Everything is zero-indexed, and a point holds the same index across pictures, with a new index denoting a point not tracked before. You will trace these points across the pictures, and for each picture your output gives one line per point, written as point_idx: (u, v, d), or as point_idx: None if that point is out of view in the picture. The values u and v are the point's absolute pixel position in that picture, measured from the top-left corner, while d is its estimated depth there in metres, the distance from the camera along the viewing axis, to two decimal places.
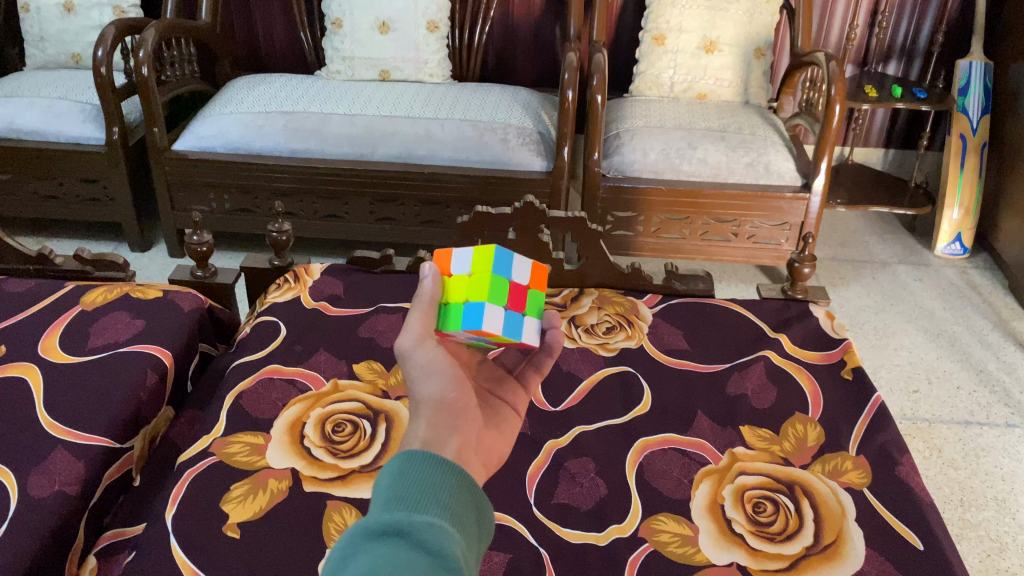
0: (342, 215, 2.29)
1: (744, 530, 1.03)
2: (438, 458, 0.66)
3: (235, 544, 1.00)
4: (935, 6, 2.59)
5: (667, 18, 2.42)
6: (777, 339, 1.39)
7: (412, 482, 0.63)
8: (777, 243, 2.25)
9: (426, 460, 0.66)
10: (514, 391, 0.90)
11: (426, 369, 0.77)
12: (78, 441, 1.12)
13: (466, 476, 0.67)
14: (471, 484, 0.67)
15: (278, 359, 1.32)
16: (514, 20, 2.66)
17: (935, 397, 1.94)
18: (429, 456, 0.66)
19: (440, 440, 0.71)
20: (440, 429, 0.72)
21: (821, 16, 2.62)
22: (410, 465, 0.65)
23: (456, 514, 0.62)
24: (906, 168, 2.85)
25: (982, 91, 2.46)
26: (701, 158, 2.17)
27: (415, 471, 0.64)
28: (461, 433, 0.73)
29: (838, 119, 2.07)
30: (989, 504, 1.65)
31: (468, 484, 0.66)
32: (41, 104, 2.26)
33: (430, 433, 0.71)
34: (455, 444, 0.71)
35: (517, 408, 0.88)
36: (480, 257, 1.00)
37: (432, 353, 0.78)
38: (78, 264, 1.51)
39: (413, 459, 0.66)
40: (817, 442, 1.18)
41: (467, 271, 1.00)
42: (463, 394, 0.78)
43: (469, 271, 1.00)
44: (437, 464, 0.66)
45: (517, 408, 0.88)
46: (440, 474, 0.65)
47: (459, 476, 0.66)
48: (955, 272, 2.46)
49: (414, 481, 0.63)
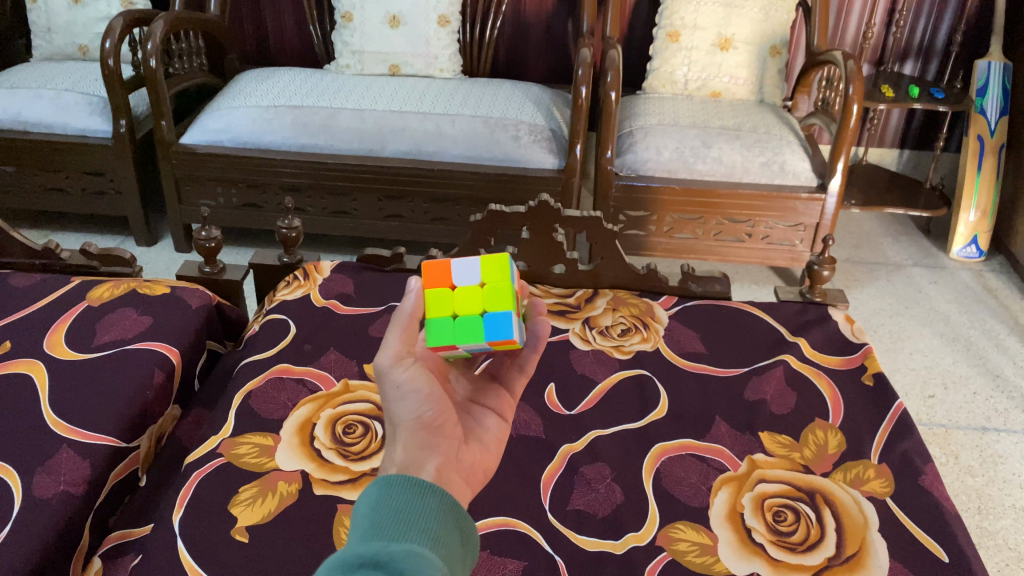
0: (351, 212, 2.26)
1: (764, 540, 1.01)
2: (418, 483, 0.64)
3: (243, 548, 0.98)
4: (953, 5, 2.56)
5: (682, 15, 2.39)
6: (795, 344, 1.36)
7: (392, 510, 0.61)
8: (791, 244, 2.22)
9: (406, 485, 0.64)
10: (500, 399, 0.85)
11: (402, 392, 0.74)
12: (84, 441, 1.09)
13: (449, 499, 0.65)
14: (455, 507, 0.65)
15: (287, 358, 1.29)
16: (526, 16, 2.63)
17: (951, 402, 1.91)
18: (408, 481, 0.64)
19: (419, 462, 0.68)
20: (417, 451, 0.70)
21: (838, 14, 2.59)
22: (390, 491, 0.63)
23: (441, 540, 0.61)
24: (921, 170, 2.82)
25: (1000, 92, 2.43)
26: (715, 157, 2.15)
27: (394, 498, 0.62)
28: (442, 453, 0.71)
29: (855, 119, 2.04)
30: (1007, 512, 1.62)
31: (451, 507, 0.65)
32: (48, 96, 2.24)
33: (406, 457, 0.69)
34: (434, 463, 0.69)
35: (502, 414, 0.84)
36: (489, 269, 0.95)
37: (411, 376, 0.75)
38: (84, 259, 1.48)
39: (392, 485, 0.64)
40: (838, 449, 1.16)
41: (479, 281, 0.94)
42: (443, 411, 0.76)
43: (481, 281, 0.94)
44: (418, 489, 0.64)
45: (502, 413, 0.84)
46: (421, 499, 0.63)
47: (442, 499, 0.64)
48: (971, 275, 2.43)
49: (394, 509, 0.61)
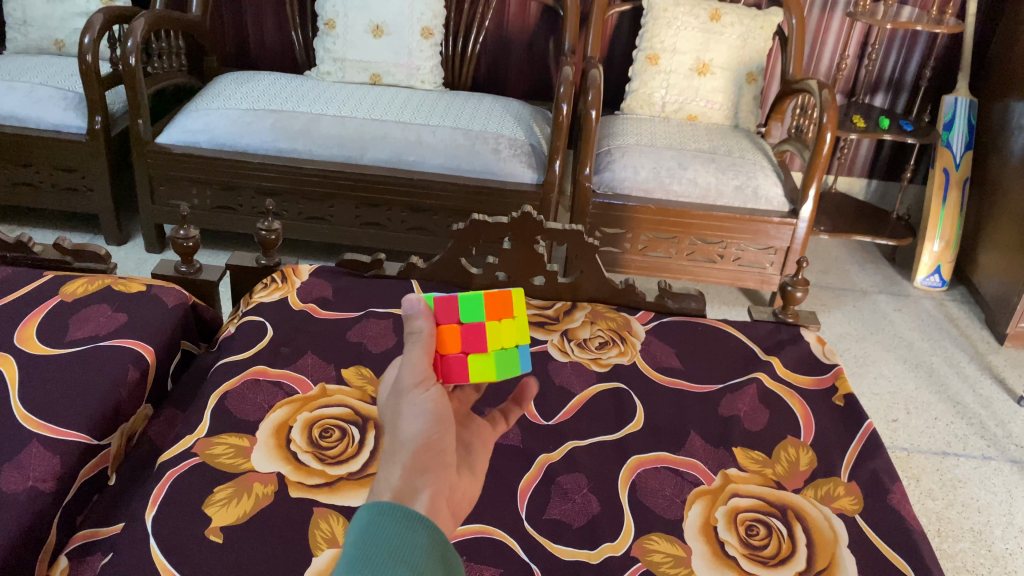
0: (326, 218, 2.25)
1: (737, 553, 1.02)
2: (411, 513, 0.59)
3: (218, 549, 0.97)
4: (923, 42, 2.64)
5: (662, 38, 2.43)
6: (769, 362, 1.39)
7: (380, 541, 0.57)
8: (762, 267, 2.26)
9: (398, 513, 0.59)
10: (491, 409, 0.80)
11: (417, 412, 0.70)
12: (54, 436, 1.07)
13: (439, 532, 0.60)
14: (445, 543, 0.60)
15: (264, 360, 1.28)
16: (508, 32, 2.66)
17: (913, 426, 1.95)
18: (400, 508, 0.59)
19: (412, 492, 0.63)
20: (414, 475, 0.64)
21: (813, 44, 2.65)
22: (379, 518, 0.58)
23: None
24: (888, 200, 2.89)
25: (965, 128, 2.51)
26: (691, 179, 2.18)
27: (385, 528, 0.58)
28: (437, 481, 0.65)
29: (828, 147, 2.09)
30: (965, 536, 1.66)
31: (440, 538, 0.60)
32: (22, 89, 2.21)
33: (402, 483, 0.63)
34: (427, 492, 0.63)
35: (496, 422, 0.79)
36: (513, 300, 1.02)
37: (428, 398, 0.71)
38: (58, 253, 1.46)
39: (384, 510, 0.59)
40: (809, 466, 1.18)
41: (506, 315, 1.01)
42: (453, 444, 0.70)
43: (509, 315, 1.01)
44: (409, 518, 0.59)
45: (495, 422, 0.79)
46: (409, 529, 0.58)
47: (433, 533, 0.59)
48: (933, 304, 2.50)
49: (382, 540, 0.57)
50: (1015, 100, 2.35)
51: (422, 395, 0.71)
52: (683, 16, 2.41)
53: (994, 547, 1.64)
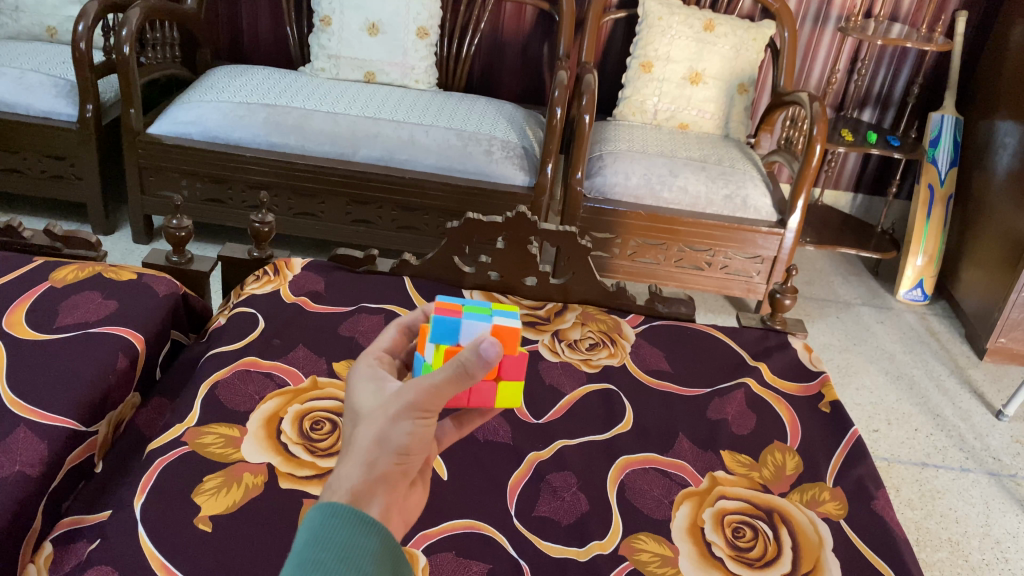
0: (316, 214, 2.25)
1: (724, 554, 1.03)
2: (365, 517, 0.56)
3: (206, 538, 0.96)
4: (912, 59, 2.68)
5: (656, 46, 2.45)
6: (756, 368, 1.40)
7: (332, 545, 0.54)
8: (748, 275, 2.28)
9: (352, 516, 0.56)
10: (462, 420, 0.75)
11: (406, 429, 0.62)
12: (42, 421, 1.06)
13: (390, 541, 0.57)
14: (397, 550, 0.57)
15: (255, 352, 1.28)
16: (503, 36, 2.67)
17: (893, 437, 1.98)
18: (355, 509, 0.56)
19: (368, 496, 0.59)
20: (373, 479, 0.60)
21: (804, 57, 2.69)
22: (333, 521, 0.55)
23: None
24: (873, 214, 2.93)
25: (951, 145, 2.55)
26: (681, 187, 2.20)
27: (337, 533, 0.55)
28: (391, 497, 0.61)
29: (818, 159, 2.11)
30: (943, 545, 1.68)
31: (391, 545, 0.57)
32: (11, 74, 2.19)
33: (362, 485, 0.59)
34: (382, 500, 0.60)
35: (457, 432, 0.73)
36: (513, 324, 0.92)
37: (422, 424, 0.63)
38: (48, 239, 1.45)
39: (340, 514, 0.56)
40: (795, 471, 1.19)
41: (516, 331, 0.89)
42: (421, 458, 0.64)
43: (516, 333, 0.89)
44: (362, 521, 0.56)
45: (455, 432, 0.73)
46: (358, 537, 0.55)
47: (385, 541, 0.56)
48: (915, 318, 2.52)
49: (334, 545, 0.54)
50: (1001, 120, 2.39)
51: (418, 423, 0.62)
52: (677, 25, 2.43)
53: (971, 557, 1.66)
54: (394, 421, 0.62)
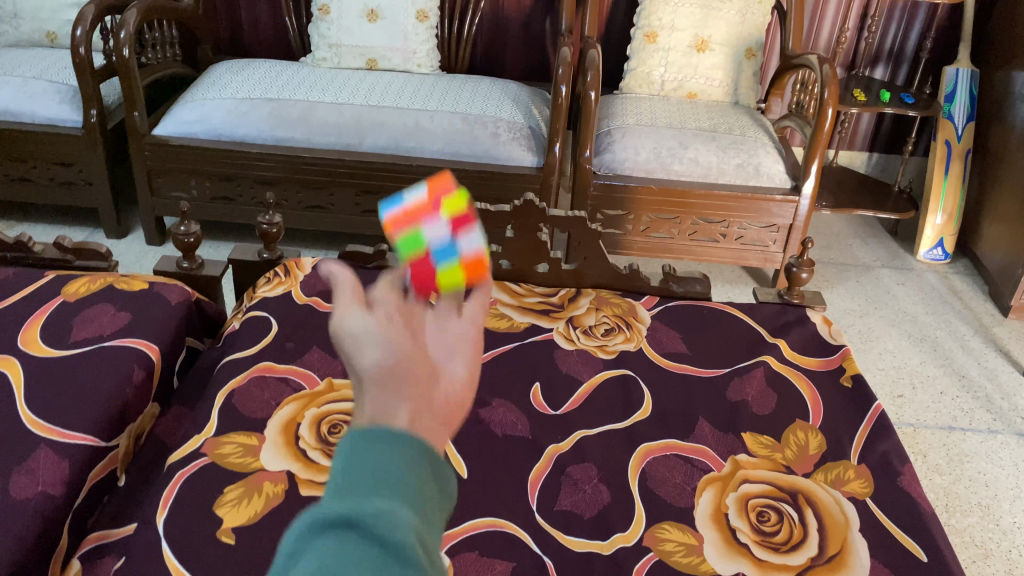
0: (326, 206, 2.24)
1: (749, 539, 1.02)
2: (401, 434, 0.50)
3: (231, 550, 0.97)
4: (923, 12, 2.61)
5: (660, 15, 2.40)
6: (776, 345, 1.38)
7: (377, 470, 0.47)
8: (764, 245, 2.25)
9: (388, 437, 0.49)
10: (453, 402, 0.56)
11: (367, 337, 0.54)
12: (61, 439, 1.07)
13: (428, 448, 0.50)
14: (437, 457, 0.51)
15: (270, 357, 1.28)
16: (504, 14, 2.63)
17: (919, 401, 1.95)
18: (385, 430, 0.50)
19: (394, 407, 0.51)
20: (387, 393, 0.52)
21: (812, 17, 2.63)
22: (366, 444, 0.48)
23: (421, 495, 0.47)
24: (890, 173, 2.88)
25: (967, 99, 2.50)
26: (692, 158, 2.16)
27: (380, 453, 0.48)
28: (416, 399, 0.53)
29: (830, 122, 2.06)
30: (973, 511, 1.66)
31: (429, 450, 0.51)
32: (15, 83, 2.19)
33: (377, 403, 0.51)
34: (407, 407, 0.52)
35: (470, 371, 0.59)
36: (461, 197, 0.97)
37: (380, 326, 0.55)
38: (58, 252, 1.45)
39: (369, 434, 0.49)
40: (819, 450, 1.18)
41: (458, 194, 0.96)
42: (418, 357, 0.56)
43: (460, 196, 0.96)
44: (396, 439, 0.50)
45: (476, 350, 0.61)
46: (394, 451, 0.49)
47: (426, 450, 0.50)
48: (937, 277, 2.49)
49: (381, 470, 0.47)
50: (1017, 71, 2.33)
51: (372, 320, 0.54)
52: None
53: (1002, 521, 1.64)
54: (351, 343, 0.54)
